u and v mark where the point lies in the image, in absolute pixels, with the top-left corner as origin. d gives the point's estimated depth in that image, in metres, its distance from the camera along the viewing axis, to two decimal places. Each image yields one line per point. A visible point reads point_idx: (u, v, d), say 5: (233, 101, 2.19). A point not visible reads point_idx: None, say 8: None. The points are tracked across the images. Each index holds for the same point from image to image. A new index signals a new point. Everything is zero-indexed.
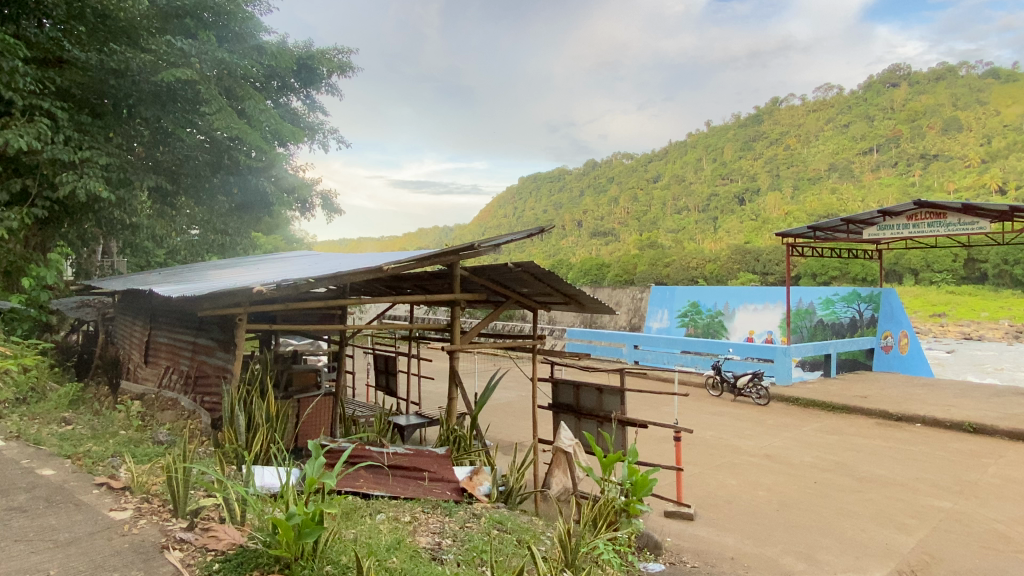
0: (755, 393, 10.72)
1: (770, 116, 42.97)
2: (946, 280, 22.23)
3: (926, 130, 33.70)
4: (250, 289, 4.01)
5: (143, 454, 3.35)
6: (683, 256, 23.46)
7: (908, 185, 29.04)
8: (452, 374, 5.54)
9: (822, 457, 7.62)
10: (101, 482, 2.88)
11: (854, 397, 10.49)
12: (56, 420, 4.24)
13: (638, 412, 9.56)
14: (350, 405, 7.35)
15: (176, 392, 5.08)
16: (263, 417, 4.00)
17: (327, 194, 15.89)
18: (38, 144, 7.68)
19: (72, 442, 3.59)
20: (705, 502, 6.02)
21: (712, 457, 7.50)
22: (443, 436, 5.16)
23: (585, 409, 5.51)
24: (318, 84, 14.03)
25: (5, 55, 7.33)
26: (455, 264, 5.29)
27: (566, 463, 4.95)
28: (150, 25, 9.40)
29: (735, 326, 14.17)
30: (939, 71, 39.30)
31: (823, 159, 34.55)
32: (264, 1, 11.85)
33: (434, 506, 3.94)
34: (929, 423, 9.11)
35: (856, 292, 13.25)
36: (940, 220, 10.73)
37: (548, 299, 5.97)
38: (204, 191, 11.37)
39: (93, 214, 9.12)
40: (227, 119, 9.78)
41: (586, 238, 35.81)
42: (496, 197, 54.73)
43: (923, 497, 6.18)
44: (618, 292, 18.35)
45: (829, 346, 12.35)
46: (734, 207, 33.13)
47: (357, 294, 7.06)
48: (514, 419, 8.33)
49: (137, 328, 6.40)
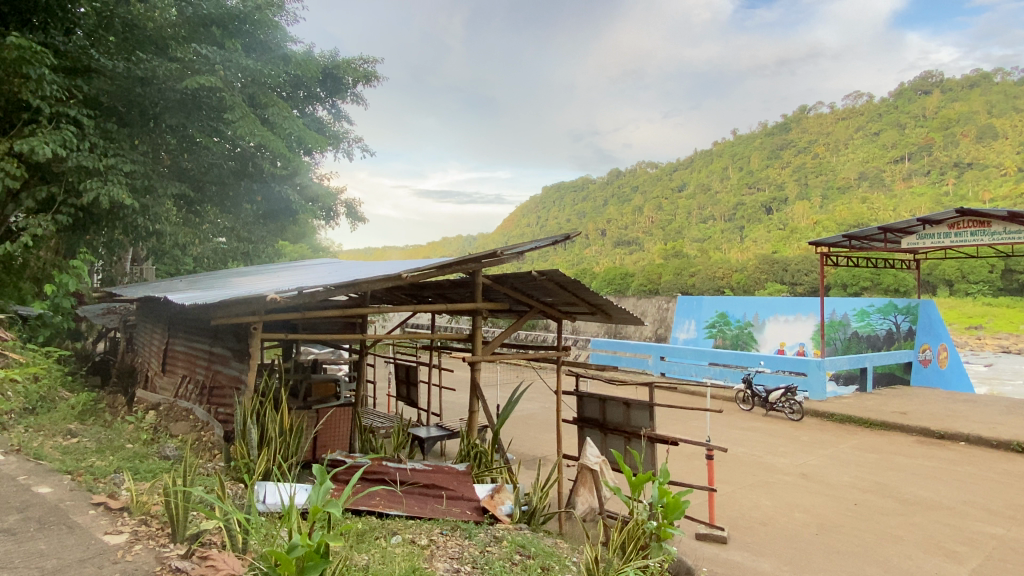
0: (789, 408, 10.28)
1: (798, 123, 42.10)
2: (982, 291, 21.21)
3: (960, 138, 32.42)
4: (265, 296, 3.84)
5: (146, 471, 3.19)
6: (710, 266, 23.01)
7: (941, 195, 28.06)
8: (473, 386, 5.32)
9: (861, 476, 7.23)
10: (98, 502, 2.72)
11: (892, 413, 10.03)
12: (61, 432, 4.10)
13: (666, 427, 9.27)
14: (370, 416, 7.20)
15: (191, 402, 4.94)
16: (276, 430, 3.82)
17: (351, 203, 15.93)
18: (62, 152, 7.71)
19: (74, 457, 3.44)
20: (739, 523, 5.71)
21: (745, 476, 7.17)
22: (464, 452, 4.92)
23: (613, 424, 5.24)
24: (344, 93, 14.09)
25: (33, 62, 7.37)
26: (477, 272, 5.08)
27: (592, 481, 4.76)
28: (177, 34, 9.39)
29: (766, 338, 13.79)
30: (973, 78, 37.84)
31: (853, 168, 33.61)
32: (290, 11, 12.00)
33: (454, 528, 3.74)
34: (974, 442, 8.63)
35: (893, 303, 12.73)
36: (983, 229, 10.22)
37: (574, 308, 5.72)
38: (230, 199, 11.38)
39: (118, 223, 9.07)
40: (251, 126, 9.73)
41: (610, 247, 35.63)
42: (520, 207, 54.80)
43: (974, 523, 5.79)
44: (643, 303, 18.16)
45: (867, 360, 11.83)
46: (761, 216, 32.49)
47: (378, 302, 6.90)
48: (537, 432, 8.12)
49: (156, 335, 6.29)
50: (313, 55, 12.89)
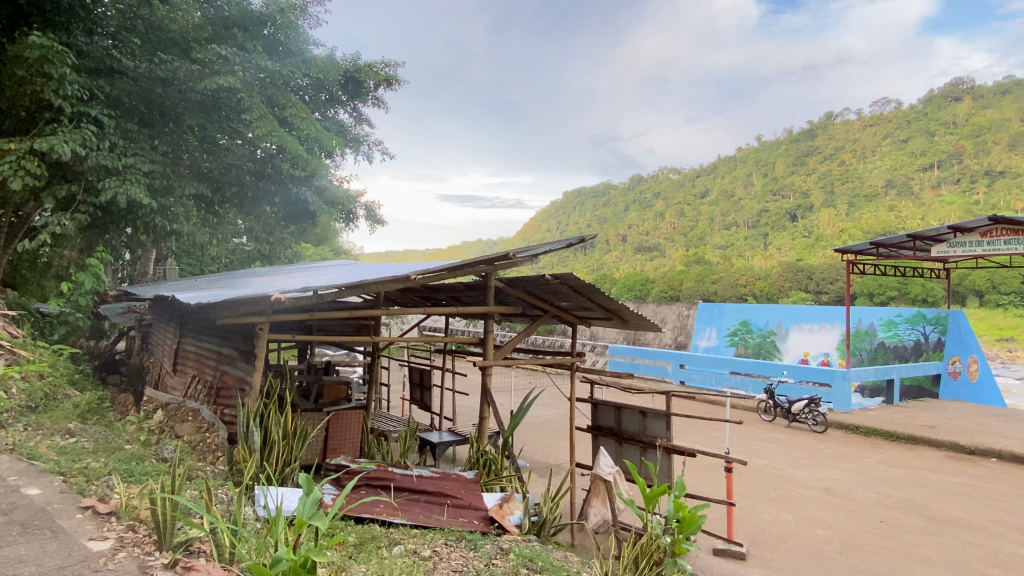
0: (812, 419, 10.00)
1: (824, 130, 41.34)
2: (1013, 303, 20.27)
3: (992, 145, 31.24)
4: (271, 296, 3.75)
5: (140, 474, 3.12)
6: (732, 272, 22.64)
7: (971, 204, 27.24)
8: (484, 392, 5.18)
9: (887, 492, 6.95)
10: (87, 505, 2.64)
11: (919, 427, 9.70)
12: (59, 432, 4.06)
13: (685, 436, 9.06)
14: (381, 419, 7.12)
15: (198, 403, 4.89)
16: (279, 433, 3.73)
17: (371, 205, 15.97)
18: (82, 151, 7.76)
19: (69, 457, 3.39)
20: (758, 539, 5.50)
21: (765, 489, 6.95)
22: (473, 459, 4.78)
23: (628, 433, 5.08)
24: (365, 97, 14.11)
25: (54, 62, 7.42)
26: (490, 275, 4.96)
27: (605, 492, 4.62)
28: (199, 36, 9.41)
29: (789, 347, 13.54)
30: (1006, 83, 36.30)
31: (880, 175, 32.75)
32: (313, 14, 12.06)
33: (458, 538, 3.62)
34: (1006, 458, 8.29)
35: (921, 313, 12.34)
36: (1017, 237, 9.84)
37: (589, 314, 5.56)
38: (250, 201, 11.41)
39: (136, 222, 9.10)
40: (269, 127, 9.70)
41: (630, 253, 35.49)
42: (542, 212, 54.80)
43: (1007, 544, 5.51)
44: (663, 309, 18.00)
45: (892, 372, 11.41)
46: (786, 223, 31.92)
47: (391, 303, 6.80)
48: (552, 439, 7.97)
49: (169, 334, 6.26)
50: (335, 59, 12.93)
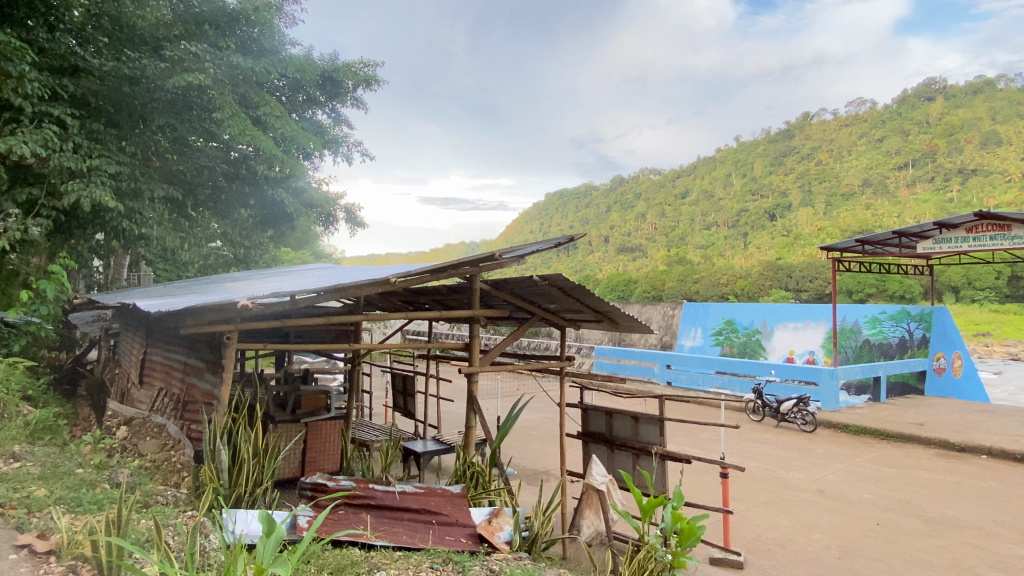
0: (800, 419, 9.87)
1: (801, 130, 41.62)
2: (989, 298, 20.39)
3: (965, 144, 31.55)
4: (238, 303, 3.46)
5: (90, 506, 2.84)
6: (713, 271, 22.61)
7: (945, 201, 27.46)
8: (470, 399, 4.89)
9: (882, 493, 6.81)
10: (24, 543, 2.39)
11: (908, 425, 9.61)
12: (4, 455, 3.75)
13: (674, 440, 8.90)
14: (361, 428, 6.83)
15: (165, 418, 4.59)
16: (250, 451, 3.44)
17: (351, 208, 15.62)
18: (43, 152, 7.36)
19: (12, 484, 3.11)
20: (755, 546, 5.31)
21: (758, 493, 6.79)
22: (459, 471, 4.47)
23: (619, 440, 4.85)
24: (343, 97, 13.76)
25: (13, 59, 7.03)
26: (475, 277, 4.72)
27: (599, 503, 4.41)
28: (168, 33, 9.06)
29: (775, 345, 13.47)
30: (977, 84, 36.68)
31: (857, 173, 32.96)
32: (289, 13, 11.74)
33: (445, 561, 3.36)
34: (996, 455, 8.21)
35: (905, 309, 12.26)
36: (1003, 233, 9.76)
37: (577, 316, 5.34)
38: (222, 203, 11.02)
39: (103, 226, 8.71)
40: (242, 125, 9.32)
41: (613, 254, 35.56)
42: (523, 214, 54.64)
43: (1007, 545, 5.36)
44: (648, 309, 17.90)
45: (879, 369, 11.33)
46: (765, 223, 32.06)
47: (371, 307, 6.51)
48: (540, 445, 7.74)
49: (136, 343, 5.92)
50: (311, 59, 12.58)
